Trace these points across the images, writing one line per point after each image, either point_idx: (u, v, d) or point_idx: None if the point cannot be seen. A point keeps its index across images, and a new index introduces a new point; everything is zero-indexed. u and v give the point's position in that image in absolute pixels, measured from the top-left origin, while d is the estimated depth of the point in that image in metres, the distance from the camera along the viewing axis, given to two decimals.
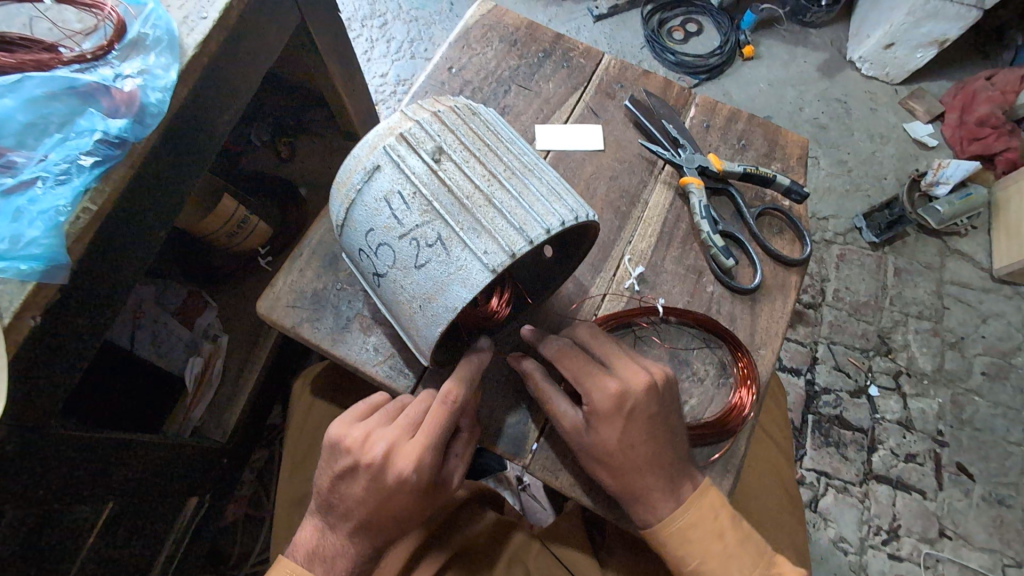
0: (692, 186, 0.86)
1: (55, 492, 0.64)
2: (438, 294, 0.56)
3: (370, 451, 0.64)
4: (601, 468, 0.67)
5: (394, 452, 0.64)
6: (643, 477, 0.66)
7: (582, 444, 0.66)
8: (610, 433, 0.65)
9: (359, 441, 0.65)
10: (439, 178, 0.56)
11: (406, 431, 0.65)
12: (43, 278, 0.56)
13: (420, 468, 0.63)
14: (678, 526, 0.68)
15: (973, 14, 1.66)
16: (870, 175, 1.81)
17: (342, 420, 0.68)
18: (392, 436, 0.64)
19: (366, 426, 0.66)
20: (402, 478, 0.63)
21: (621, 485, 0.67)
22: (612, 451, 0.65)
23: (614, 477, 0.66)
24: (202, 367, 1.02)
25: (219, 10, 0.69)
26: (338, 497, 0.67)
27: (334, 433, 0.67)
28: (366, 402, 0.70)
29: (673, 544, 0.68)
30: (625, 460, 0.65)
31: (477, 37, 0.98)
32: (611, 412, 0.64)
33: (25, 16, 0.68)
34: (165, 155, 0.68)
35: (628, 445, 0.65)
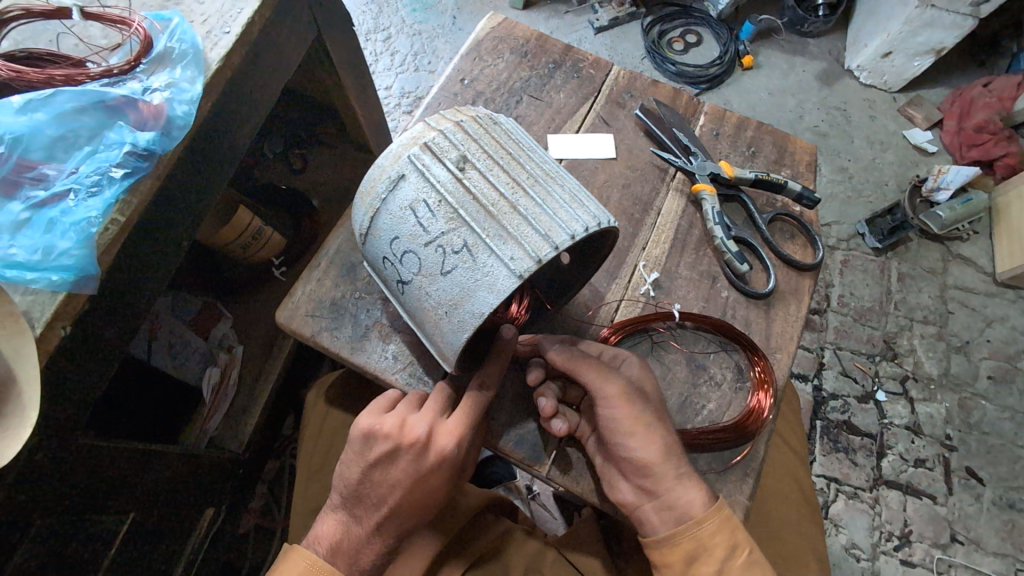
0: (705, 193, 0.87)
1: (78, 505, 0.64)
2: (464, 300, 0.57)
3: (411, 433, 0.65)
4: (650, 424, 0.65)
5: (435, 431, 0.66)
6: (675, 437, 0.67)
7: (633, 402, 0.65)
8: (649, 381, 0.70)
9: (397, 426, 0.66)
10: (463, 186, 0.57)
11: (440, 413, 0.68)
12: (75, 288, 0.57)
13: (461, 443, 0.66)
14: (727, 514, 0.64)
15: (968, 23, 1.70)
16: (872, 181, 1.83)
17: (370, 411, 0.68)
18: (430, 418, 0.67)
19: (399, 413, 0.67)
20: (444, 454, 0.65)
21: (666, 447, 0.65)
22: (652, 401, 0.68)
23: (662, 432, 0.66)
24: (220, 377, 1.01)
25: (242, 24, 0.71)
26: (369, 486, 0.66)
27: (365, 423, 0.67)
28: (386, 397, 0.70)
29: (723, 536, 0.63)
30: (661, 414, 0.68)
31: (488, 49, 1.00)
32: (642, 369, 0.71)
33: (51, 33, 0.69)
34: (190, 166, 0.69)
35: (658, 398, 0.70)
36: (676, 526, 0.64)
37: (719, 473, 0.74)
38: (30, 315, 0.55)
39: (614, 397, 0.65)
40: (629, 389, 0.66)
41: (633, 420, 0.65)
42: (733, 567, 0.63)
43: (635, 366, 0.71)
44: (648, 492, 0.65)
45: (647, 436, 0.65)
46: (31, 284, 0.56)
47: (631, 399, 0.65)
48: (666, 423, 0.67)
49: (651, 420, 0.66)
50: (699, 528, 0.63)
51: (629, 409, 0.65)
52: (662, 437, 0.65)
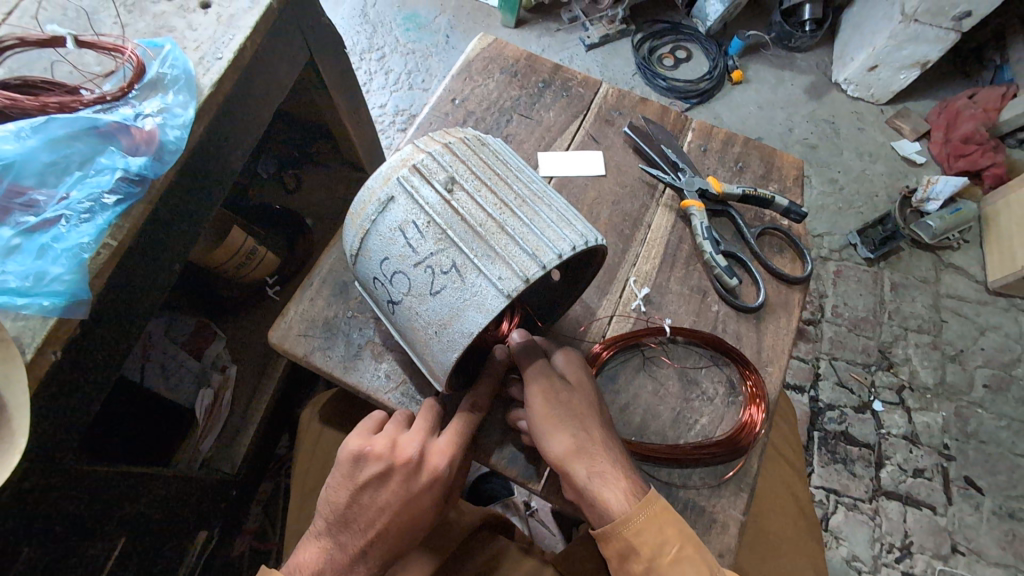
0: (694, 209, 0.88)
1: (67, 531, 0.64)
2: (454, 319, 0.57)
3: (403, 453, 0.66)
4: (559, 423, 0.65)
5: (427, 451, 0.67)
6: (598, 436, 0.66)
7: (548, 398, 0.66)
8: (575, 373, 0.70)
9: (388, 447, 0.66)
10: (452, 208, 0.58)
11: (431, 431, 0.68)
12: (64, 313, 0.57)
13: (453, 464, 0.66)
14: (654, 511, 0.63)
15: (952, 37, 1.74)
16: (862, 193, 1.85)
17: (359, 433, 0.68)
18: (423, 437, 0.67)
19: (388, 433, 0.68)
20: (437, 473, 0.66)
21: (579, 444, 0.64)
22: (575, 399, 0.67)
23: (579, 430, 0.65)
24: (213, 400, 1.01)
25: (234, 51, 0.72)
26: (358, 509, 0.65)
27: (355, 445, 0.67)
28: (374, 418, 0.70)
29: (646, 531, 0.62)
30: (584, 411, 0.67)
31: (478, 70, 1.02)
32: (572, 361, 0.71)
33: (46, 61, 0.70)
34: (182, 190, 0.70)
35: (589, 394, 0.69)
36: (603, 523, 0.63)
37: (713, 488, 0.74)
38: (20, 341, 0.55)
39: (531, 396, 0.66)
40: (548, 390, 0.66)
41: (547, 417, 0.65)
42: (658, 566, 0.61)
43: (563, 359, 0.70)
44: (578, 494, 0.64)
45: (559, 434, 0.64)
46: (21, 309, 0.56)
47: (544, 398, 0.66)
48: (591, 418, 0.67)
49: (566, 417, 0.65)
50: (623, 526, 0.62)
51: (545, 406, 0.65)
52: (576, 435, 0.65)
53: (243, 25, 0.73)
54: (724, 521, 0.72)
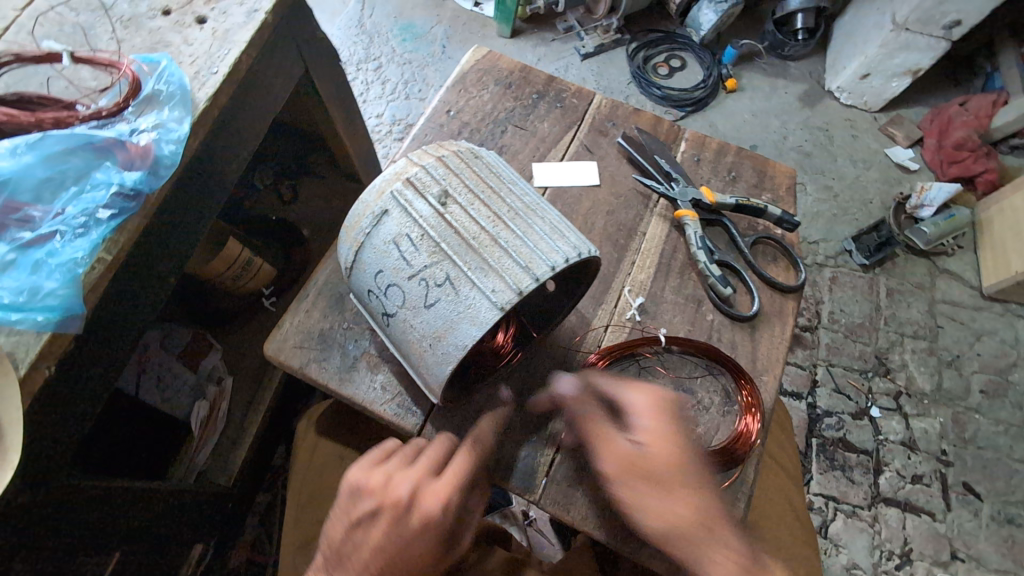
0: (687, 219, 0.89)
1: (61, 546, 0.64)
2: (448, 332, 0.57)
3: (396, 492, 0.65)
4: (643, 504, 0.61)
5: (420, 493, 0.65)
6: (685, 511, 0.60)
7: (622, 474, 0.63)
8: (656, 424, 0.64)
9: (383, 484, 0.66)
10: (445, 221, 0.58)
11: (429, 471, 0.67)
12: (59, 327, 0.57)
13: (446, 505, 0.65)
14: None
15: (942, 45, 1.76)
16: (856, 200, 1.86)
17: (361, 465, 0.68)
18: (418, 477, 0.66)
19: (384, 471, 0.67)
20: (428, 517, 0.64)
21: (664, 524, 0.60)
22: (660, 459, 0.62)
23: (673, 500, 0.60)
24: (208, 412, 1.00)
25: (230, 65, 0.72)
26: (350, 547, 0.64)
27: (353, 477, 0.67)
28: (379, 449, 0.70)
29: None
30: (671, 478, 0.61)
31: (473, 81, 1.03)
32: (649, 412, 0.65)
33: (42, 76, 0.70)
34: (177, 202, 0.70)
35: (672, 457, 0.62)
36: None
37: None
38: (14, 356, 0.55)
39: (612, 462, 0.63)
40: (629, 457, 0.63)
41: (635, 493, 0.61)
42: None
43: (643, 405, 0.65)
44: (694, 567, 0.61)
45: (651, 508, 0.61)
46: (15, 325, 0.56)
47: (624, 474, 0.63)
48: (675, 489, 0.61)
49: (649, 493, 0.61)
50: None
51: (627, 483, 0.62)
52: (670, 507, 0.60)
53: (238, 40, 0.74)
54: None
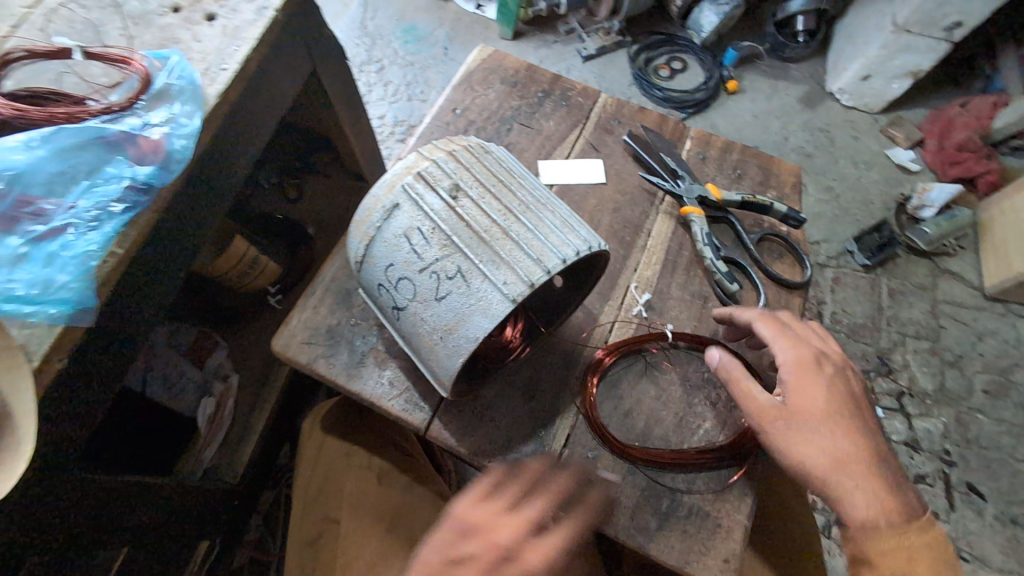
0: (693, 216, 0.89)
1: (70, 540, 0.64)
2: (459, 324, 0.57)
3: (502, 537, 0.59)
4: (803, 449, 0.66)
5: (525, 544, 0.60)
6: (844, 454, 0.65)
7: (785, 421, 0.67)
8: (800, 375, 0.70)
9: (488, 525, 0.61)
10: (456, 214, 0.58)
11: (534, 523, 0.62)
12: (71, 321, 0.57)
13: (550, 564, 0.59)
14: (912, 541, 0.62)
15: (943, 46, 1.77)
16: (858, 200, 1.87)
17: (466, 502, 0.63)
18: (523, 526, 0.61)
19: (485, 512, 0.62)
20: (529, 572, 0.57)
21: (822, 467, 0.65)
22: (808, 407, 0.68)
23: (830, 443, 0.66)
24: (215, 409, 0.99)
25: (239, 62, 0.73)
26: None
27: (460, 513, 0.62)
28: (483, 487, 0.65)
29: (905, 552, 0.61)
30: (821, 424, 0.67)
31: (478, 80, 1.03)
32: (802, 363, 0.71)
33: (53, 73, 0.71)
34: (187, 198, 0.70)
35: (835, 404, 0.68)
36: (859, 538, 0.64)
37: (716, 494, 0.74)
38: (27, 348, 0.55)
39: (768, 410, 0.68)
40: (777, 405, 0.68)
41: (794, 442, 0.66)
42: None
43: (791, 357, 0.71)
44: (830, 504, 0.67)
45: (812, 452, 0.65)
46: (26, 317, 0.56)
47: (788, 421, 0.67)
48: (841, 435, 0.66)
49: (812, 438, 0.66)
50: (871, 543, 0.62)
51: (791, 429, 0.67)
52: (830, 451, 0.65)
53: (248, 37, 0.75)
54: (730, 526, 0.72)
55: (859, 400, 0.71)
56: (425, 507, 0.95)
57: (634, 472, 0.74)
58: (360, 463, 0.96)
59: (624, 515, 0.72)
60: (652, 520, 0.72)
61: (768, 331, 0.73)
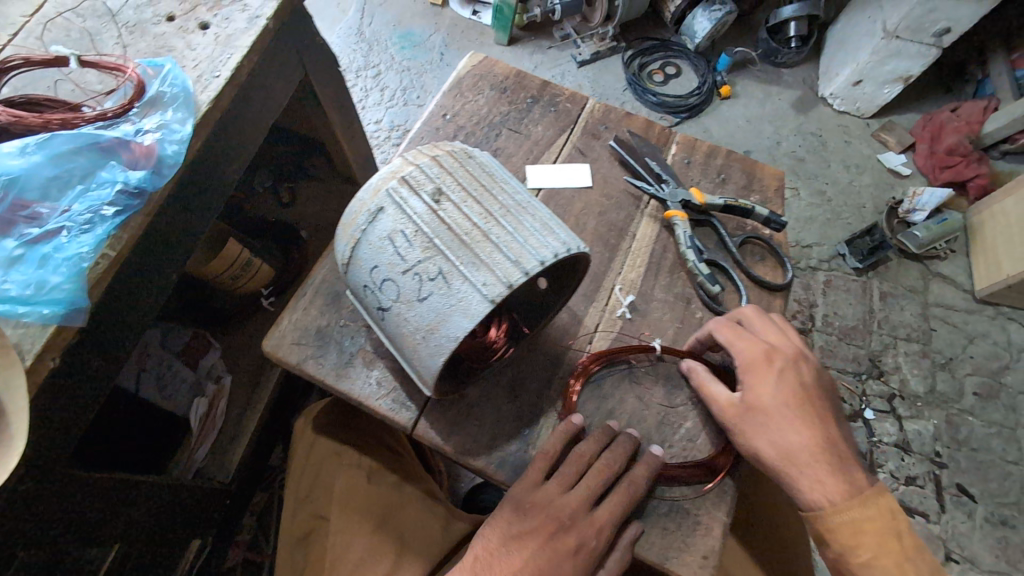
0: (677, 219, 0.91)
1: (62, 535, 0.66)
2: (440, 324, 0.59)
3: (559, 514, 0.71)
4: (757, 446, 0.73)
5: (577, 519, 0.71)
6: (793, 447, 0.72)
7: (740, 421, 0.74)
8: (754, 372, 0.76)
9: (546, 503, 0.72)
10: (438, 217, 0.60)
11: (586, 501, 0.72)
12: (64, 321, 0.59)
13: (602, 536, 0.70)
14: (855, 515, 0.71)
15: (932, 52, 1.79)
16: (849, 204, 1.89)
17: (524, 484, 0.73)
18: (577, 505, 0.71)
19: (541, 494, 0.72)
20: (584, 545, 0.70)
21: (775, 461, 0.72)
22: (763, 403, 0.74)
23: (783, 436, 0.73)
24: (207, 408, 1.02)
25: (231, 69, 0.75)
26: (504, 553, 0.71)
27: (517, 494, 0.73)
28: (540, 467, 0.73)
29: (846, 527, 0.71)
30: (774, 418, 0.73)
31: (468, 86, 1.05)
32: (755, 361, 0.76)
33: (50, 79, 0.73)
34: (179, 202, 0.72)
35: (788, 400, 0.74)
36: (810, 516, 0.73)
37: (697, 490, 0.75)
38: (21, 347, 0.57)
39: (724, 407, 0.75)
40: (732, 401, 0.75)
41: (749, 435, 0.73)
42: (848, 564, 0.72)
43: (745, 354, 0.76)
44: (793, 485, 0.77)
45: (766, 446, 0.72)
46: (21, 317, 0.58)
47: (744, 421, 0.74)
48: (791, 429, 0.73)
49: (766, 434, 0.73)
50: (821, 522, 0.72)
51: (748, 427, 0.73)
52: (781, 444, 0.72)
53: (240, 45, 0.77)
54: (709, 523, 0.73)
55: (814, 389, 0.76)
56: (415, 505, 0.97)
57: None
58: (351, 462, 0.98)
59: None
60: (630, 515, 0.74)
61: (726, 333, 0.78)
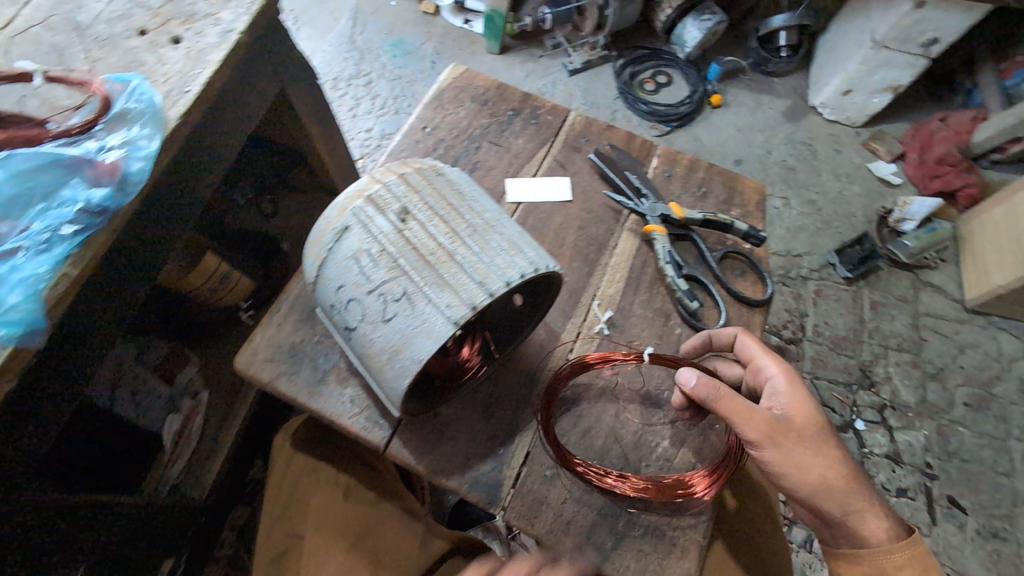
0: (656, 234, 0.90)
1: (21, 560, 0.65)
2: (405, 346, 0.58)
3: None
4: (820, 466, 0.70)
5: None
6: (844, 467, 0.71)
7: (798, 440, 0.70)
8: (792, 393, 0.74)
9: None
10: (404, 237, 0.59)
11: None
12: (20, 342, 0.57)
13: None
14: (907, 550, 0.70)
15: (921, 62, 1.79)
16: (839, 213, 1.89)
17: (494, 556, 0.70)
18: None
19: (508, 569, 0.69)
20: None
21: (836, 483, 0.70)
22: (807, 427, 0.72)
23: (830, 465, 0.70)
24: (181, 425, 1.01)
25: (201, 84, 0.74)
26: None
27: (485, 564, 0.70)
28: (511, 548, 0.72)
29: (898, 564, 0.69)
30: (818, 442, 0.71)
31: (449, 98, 1.05)
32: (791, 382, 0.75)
33: (15, 95, 0.71)
34: (145, 217, 0.71)
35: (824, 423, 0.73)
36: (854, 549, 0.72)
37: (671, 513, 0.74)
38: None
39: (768, 434, 0.69)
40: (775, 425, 0.70)
41: (799, 463, 0.69)
42: None
43: (781, 373, 0.75)
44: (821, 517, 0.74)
45: (817, 475, 0.69)
46: None
47: (802, 439, 0.70)
48: (834, 453, 0.71)
49: (826, 453, 0.71)
50: (872, 558, 0.70)
51: (807, 445, 0.70)
52: (829, 473, 0.70)
53: (211, 60, 0.76)
54: (686, 545, 0.72)
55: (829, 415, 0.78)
56: (392, 523, 0.95)
57: (591, 490, 0.74)
58: (329, 479, 0.97)
59: (580, 534, 0.72)
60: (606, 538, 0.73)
61: (755, 348, 0.78)
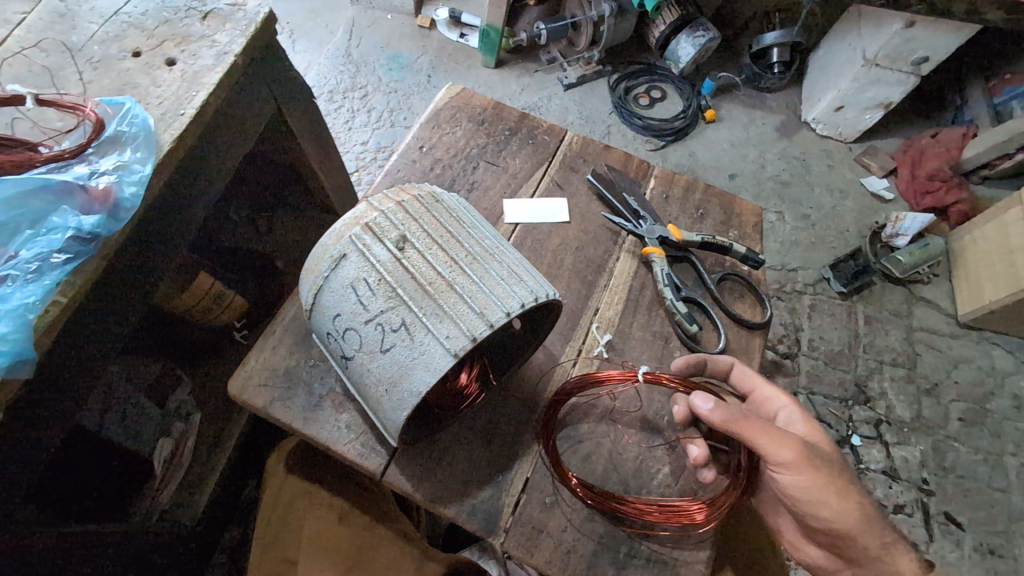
0: (655, 256, 0.90)
1: None
2: (403, 377, 0.57)
3: None
4: (853, 497, 0.68)
5: None
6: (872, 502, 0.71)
7: (831, 465, 0.69)
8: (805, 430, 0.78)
9: None
10: (402, 265, 0.58)
11: None
12: (8, 374, 0.56)
13: None
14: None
15: (911, 80, 1.81)
16: (833, 228, 1.90)
17: None
18: None
19: None
20: None
21: (871, 516, 0.69)
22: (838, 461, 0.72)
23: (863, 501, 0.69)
24: (172, 450, 0.99)
25: (197, 106, 0.73)
26: None
27: None
28: None
29: None
30: (848, 474, 0.71)
31: (446, 118, 1.04)
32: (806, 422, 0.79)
33: (7, 117, 0.71)
34: (136, 241, 0.69)
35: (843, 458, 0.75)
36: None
37: (675, 541, 0.73)
38: None
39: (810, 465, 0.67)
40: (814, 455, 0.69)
41: (839, 497, 0.68)
42: None
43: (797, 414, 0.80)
44: (850, 559, 0.73)
45: (852, 509, 0.68)
46: None
47: (833, 466, 0.69)
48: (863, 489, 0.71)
49: (857, 485, 0.70)
50: None
51: (840, 473, 0.69)
52: (864, 510, 0.69)
53: (206, 82, 0.75)
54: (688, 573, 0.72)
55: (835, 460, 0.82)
56: (379, 555, 0.94)
57: (591, 518, 0.73)
58: (321, 501, 0.95)
59: (580, 563, 0.71)
60: (606, 567, 0.71)
61: (756, 379, 0.82)
